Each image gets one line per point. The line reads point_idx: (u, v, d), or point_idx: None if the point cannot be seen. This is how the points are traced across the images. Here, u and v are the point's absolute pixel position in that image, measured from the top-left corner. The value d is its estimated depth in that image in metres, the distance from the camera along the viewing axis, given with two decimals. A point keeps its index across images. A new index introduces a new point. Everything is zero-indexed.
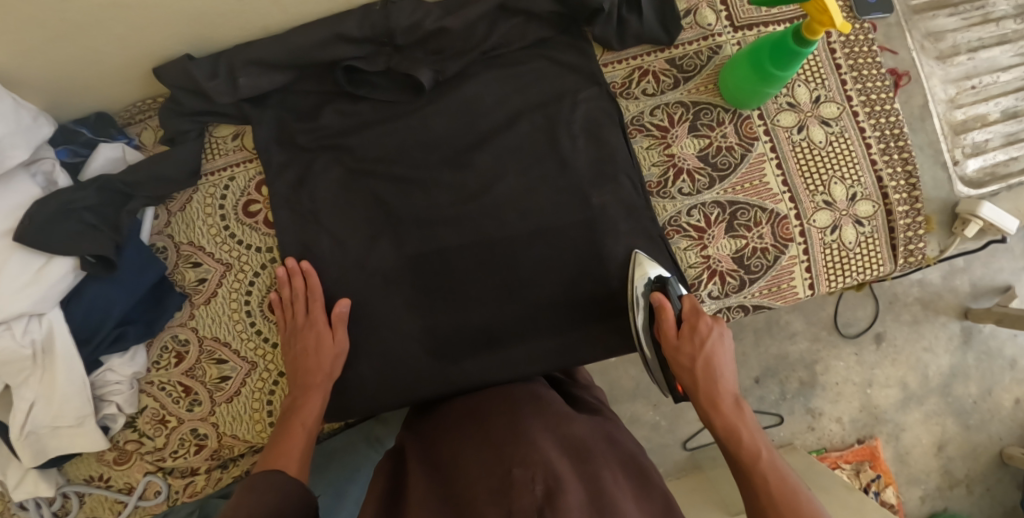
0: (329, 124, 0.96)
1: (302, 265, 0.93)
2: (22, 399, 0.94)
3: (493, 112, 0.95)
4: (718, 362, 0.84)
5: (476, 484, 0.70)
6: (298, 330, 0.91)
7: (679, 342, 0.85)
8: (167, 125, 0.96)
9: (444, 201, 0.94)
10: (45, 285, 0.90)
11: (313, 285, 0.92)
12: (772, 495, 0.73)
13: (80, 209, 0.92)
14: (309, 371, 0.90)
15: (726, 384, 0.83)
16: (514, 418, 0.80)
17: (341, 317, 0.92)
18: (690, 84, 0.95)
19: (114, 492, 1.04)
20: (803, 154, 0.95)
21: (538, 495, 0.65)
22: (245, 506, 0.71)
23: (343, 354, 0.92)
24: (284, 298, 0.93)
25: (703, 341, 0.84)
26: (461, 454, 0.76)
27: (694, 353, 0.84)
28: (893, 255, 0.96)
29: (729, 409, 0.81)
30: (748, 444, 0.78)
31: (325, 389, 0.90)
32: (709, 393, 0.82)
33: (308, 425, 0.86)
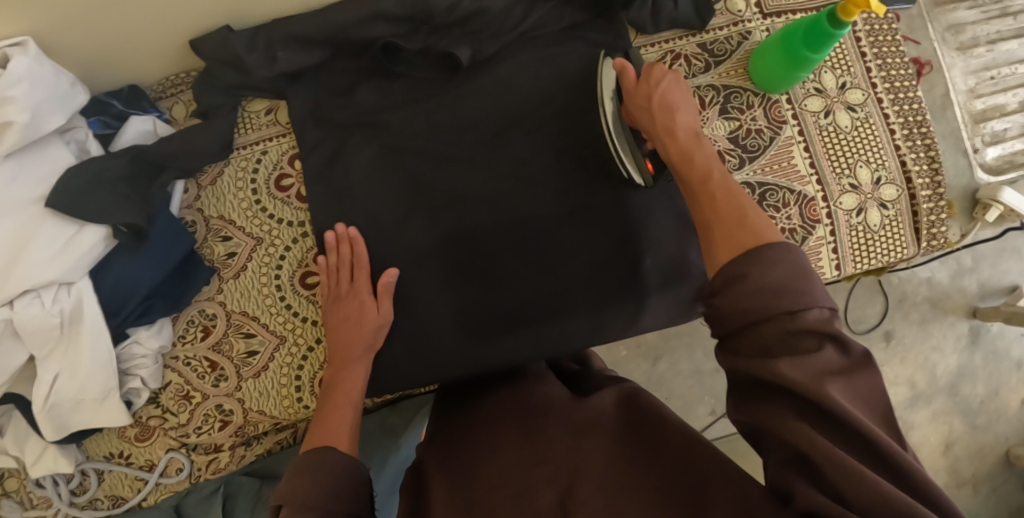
0: (365, 101, 0.96)
1: (350, 232, 0.93)
2: (46, 371, 0.93)
3: (528, 92, 0.96)
4: (674, 99, 0.82)
5: (499, 492, 0.71)
6: (341, 297, 0.92)
7: (635, 89, 0.84)
8: (203, 99, 0.96)
9: (479, 179, 0.95)
10: (76, 253, 0.89)
11: (359, 251, 0.93)
12: (718, 209, 0.69)
13: (111, 179, 0.91)
14: (354, 339, 0.89)
15: (683, 118, 0.80)
16: (530, 418, 0.80)
17: (387, 287, 0.92)
18: (720, 68, 0.97)
19: (134, 469, 1.03)
20: (829, 138, 0.97)
21: (558, 492, 0.68)
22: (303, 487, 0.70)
23: (386, 325, 0.92)
24: (327, 266, 0.93)
25: (659, 84, 0.82)
26: (482, 464, 0.76)
27: (650, 92, 0.82)
28: (915, 238, 0.98)
29: (683, 137, 0.78)
30: (700, 164, 0.75)
31: (363, 362, 0.89)
32: (663, 124, 0.80)
33: (351, 399, 0.85)
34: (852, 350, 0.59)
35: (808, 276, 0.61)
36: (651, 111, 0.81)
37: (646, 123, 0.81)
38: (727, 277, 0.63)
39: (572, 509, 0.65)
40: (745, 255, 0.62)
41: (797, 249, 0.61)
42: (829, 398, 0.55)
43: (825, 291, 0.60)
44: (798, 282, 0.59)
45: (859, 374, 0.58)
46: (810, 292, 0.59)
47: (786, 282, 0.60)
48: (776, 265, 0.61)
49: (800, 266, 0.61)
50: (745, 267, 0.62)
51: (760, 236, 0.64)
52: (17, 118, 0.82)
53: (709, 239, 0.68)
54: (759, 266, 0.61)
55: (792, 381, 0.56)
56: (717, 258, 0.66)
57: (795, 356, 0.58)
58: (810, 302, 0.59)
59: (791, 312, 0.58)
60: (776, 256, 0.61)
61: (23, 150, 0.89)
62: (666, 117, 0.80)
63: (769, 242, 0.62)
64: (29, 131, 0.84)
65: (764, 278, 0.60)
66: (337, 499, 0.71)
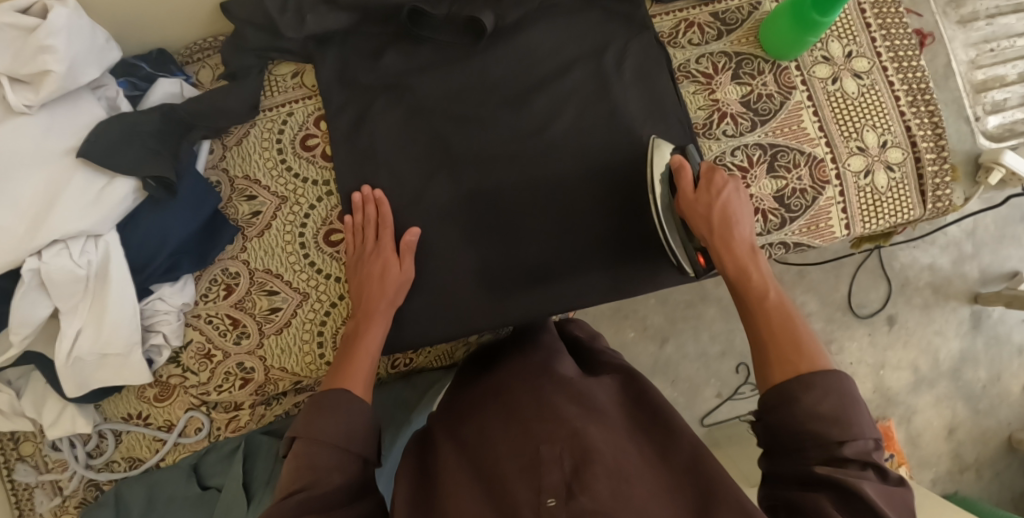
0: (391, 65, 0.99)
1: (376, 193, 0.95)
2: (70, 325, 0.93)
3: (549, 57, 0.99)
4: (733, 211, 0.87)
5: (506, 462, 0.74)
6: (366, 255, 0.93)
7: (695, 197, 0.88)
8: (232, 61, 0.99)
9: (502, 140, 0.98)
10: (107, 204, 0.91)
11: (384, 212, 0.95)
12: (774, 331, 0.76)
13: (141, 134, 0.93)
14: (374, 295, 0.90)
15: (740, 232, 0.86)
16: (533, 385, 0.84)
17: (409, 246, 0.94)
18: (733, 36, 1.01)
19: (153, 430, 1.03)
20: (837, 103, 1.01)
21: (566, 469, 0.70)
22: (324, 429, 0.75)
23: (407, 282, 0.93)
24: (355, 223, 0.95)
25: (721, 194, 0.87)
26: (487, 432, 0.80)
27: (711, 203, 0.87)
28: (921, 200, 1.02)
29: (741, 251, 0.84)
30: (756, 282, 0.82)
31: (385, 316, 0.90)
32: (722, 237, 0.85)
33: (370, 353, 0.86)
34: (889, 476, 0.67)
35: (857, 410, 0.68)
36: (711, 222, 0.86)
37: (704, 231, 0.86)
38: (782, 396, 0.70)
39: (578, 490, 0.68)
40: (800, 384, 0.70)
41: (849, 383, 0.70)
42: (863, 495, 0.63)
43: (871, 422, 0.69)
44: (849, 411, 0.68)
45: (893, 490, 0.67)
46: (857, 423, 0.68)
47: (839, 409, 0.68)
48: (827, 394, 0.69)
49: (849, 399, 0.69)
50: (799, 391, 0.69)
51: (816, 363, 0.72)
52: (55, 67, 0.84)
53: (763, 357, 0.75)
54: (813, 393, 0.69)
55: (838, 482, 0.65)
56: (773, 377, 0.73)
57: (835, 466, 0.66)
58: (858, 431, 0.67)
59: (841, 442, 0.67)
60: (829, 387, 0.69)
61: (56, 102, 0.91)
62: (727, 232, 0.85)
63: (826, 373, 0.70)
64: (66, 81, 0.87)
65: (817, 408, 0.68)
66: (347, 440, 0.76)
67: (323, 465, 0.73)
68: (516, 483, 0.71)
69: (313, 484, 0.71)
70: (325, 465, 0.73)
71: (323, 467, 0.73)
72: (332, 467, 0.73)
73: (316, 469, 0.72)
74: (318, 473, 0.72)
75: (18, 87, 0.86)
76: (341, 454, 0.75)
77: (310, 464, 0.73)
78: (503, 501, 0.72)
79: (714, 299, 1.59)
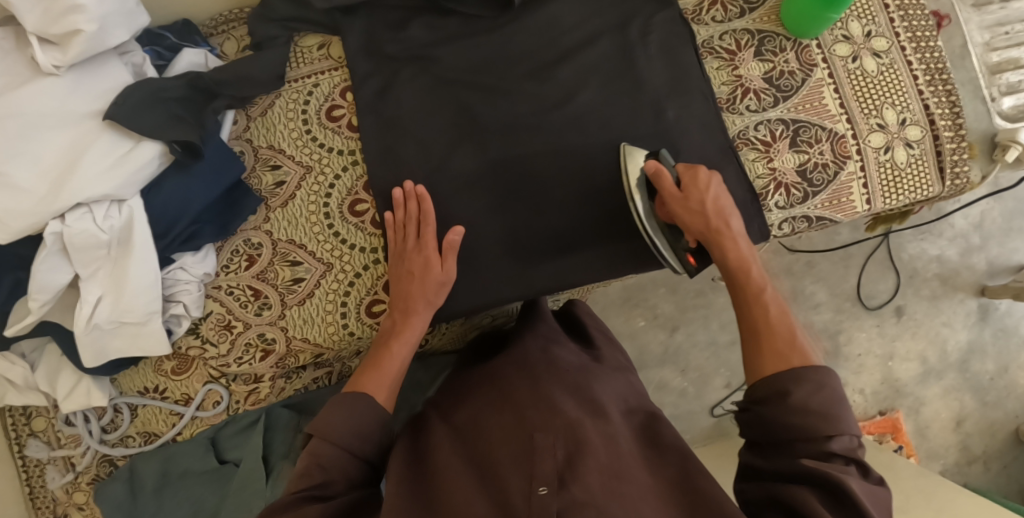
0: (418, 36, 0.99)
1: (419, 189, 0.94)
2: (89, 292, 0.91)
3: (574, 31, 1.00)
4: (724, 206, 0.86)
5: (501, 451, 0.76)
6: (406, 252, 0.93)
7: (685, 195, 0.87)
8: (257, 31, 0.99)
9: (527, 110, 0.98)
10: (131, 167, 0.90)
11: (426, 209, 0.94)
12: (771, 326, 0.76)
13: (168, 99, 0.92)
14: (410, 297, 0.91)
15: (734, 225, 0.86)
16: (534, 382, 0.86)
17: (452, 246, 0.92)
18: (755, 14, 1.03)
19: (169, 403, 1.02)
20: (857, 81, 1.02)
21: (558, 460, 0.72)
22: (338, 425, 0.76)
23: (448, 283, 0.92)
24: (395, 220, 0.95)
25: (708, 191, 0.86)
26: (487, 426, 0.81)
27: (702, 200, 0.86)
28: (940, 177, 1.03)
29: (740, 244, 0.84)
30: (754, 276, 0.81)
31: (423, 317, 0.90)
32: (718, 230, 0.85)
33: (400, 360, 0.86)
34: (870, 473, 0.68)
35: (843, 406, 0.70)
36: (705, 217, 0.85)
37: (699, 227, 0.86)
38: (774, 389, 0.71)
39: (568, 482, 0.69)
40: (791, 375, 0.71)
41: (837, 380, 0.71)
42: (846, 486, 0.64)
43: (854, 419, 0.70)
44: (836, 408, 0.69)
45: (875, 486, 0.67)
46: (845, 419, 0.69)
47: (826, 406, 0.69)
48: (819, 389, 0.70)
49: (838, 397, 0.70)
50: (790, 385, 0.70)
51: (807, 359, 0.73)
52: (84, 26, 0.84)
53: (755, 349, 0.76)
54: (801, 389, 0.70)
55: (818, 474, 0.65)
56: (765, 369, 0.74)
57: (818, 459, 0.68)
58: (844, 427, 0.68)
59: (829, 436, 0.68)
60: (820, 381, 0.70)
61: (83, 66, 0.90)
62: (722, 225, 0.85)
63: (818, 370, 0.71)
64: (94, 43, 0.86)
65: (808, 402, 0.69)
66: (357, 443, 0.76)
67: (333, 464, 0.74)
68: (509, 474, 0.73)
69: (322, 485, 0.72)
70: (335, 466, 0.74)
71: (332, 468, 0.74)
72: (339, 468, 0.74)
73: (326, 469, 0.73)
74: (330, 474, 0.73)
75: (46, 47, 0.86)
76: (350, 457, 0.76)
77: (322, 463, 0.74)
78: (494, 486, 0.72)
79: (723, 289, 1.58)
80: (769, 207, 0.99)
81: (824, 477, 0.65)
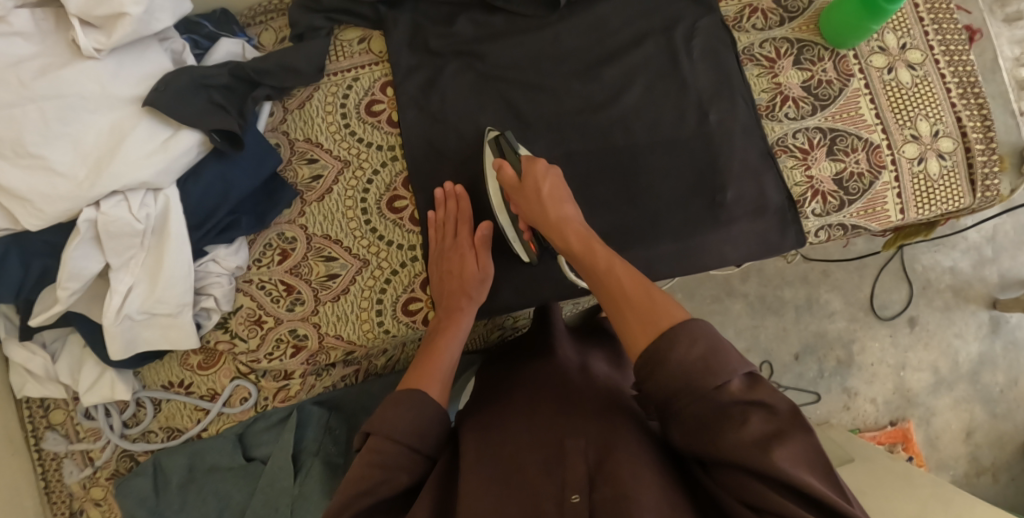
0: (464, 32, 1.00)
1: (457, 190, 0.96)
2: (120, 282, 0.90)
3: (619, 32, 1.01)
4: (559, 193, 0.89)
5: (527, 456, 0.73)
6: (445, 251, 0.94)
7: (523, 185, 0.89)
8: (300, 21, 0.98)
9: (571, 110, 0.99)
10: (170, 155, 0.88)
11: (463, 208, 0.95)
12: (627, 294, 0.75)
13: (210, 87, 0.92)
14: (456, 292, 0.92)
15: (570, 211, 0.88)
16: (564, 387, 0.85)
17: (485, 240, 0.95)
18: (794, 24, 1.03)
19: (195, 399, 0.99)
20: (892, 92, 1.03)
21: (590, 462, 0.71)
22: (393, 422, 0.74)
23: (486, 279, 0.94)
24: (435, 219, 0.96)
25: (543, 179, 0.89)
26: (513, 427, 0.78)
27: (539, 186, 0.88)
28: (971, 189, 1.04)
29: (575, 227, 0.86)
30: (599, 253, 0.81)
31: (468, 314, 0.90)
32: (556, 216, 0.87)
33: (452, 357, 0.85)
34: (779, 411, 0.62)
35: (722, 350, 0.65)
36: (541, 204, 0.87)
37: (538, 215, 0.88)
38: (651, 359, 0.67)
39: (601, 482, 0.68)
40: (666, 332, 0.67)
41: (706, 321, 0.67)
42: (763, 459, 0.59)
43: (740, 357, 0.65)
44: (716, 353, 0.65)
45: (796, 430, 0.61)
46: (726, 360, 0.64)
47: (705, 357, 0.64)
48: (694, 341, 0.66)
49: (714, 343, 0.65)
50: (666, 350, 0.66)
51: (672, 317, 0.69)
52: (131, 9, 0.83)
53: (623, 322, 0.73)
54: (680, 345, 0.66)
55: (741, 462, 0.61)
56: (638, 341, 0.70)
57: (729, 428, 0.62)
58: (726, 370, 0.64)
59: (717, 386, 0.63)
60: (691, 332, 0.66)
61: (125, 50, 0.89)
62: (558, 210, 0.87)
63: (682, 321, 0.67)
64: (140, 26, 0.85)
65: (685, 359, 0.65)
66: (418, 442, 0.74)
67: (393, 463, 0.71)
68: (539, 478, 0.70)
69: (382, 484, 0.69)
70: (398, 464, 0.72)
71: (393, 466, 0.71)
72: (400, 466, 0.72)
73: (389, 468, 0.71)
74: (391, 472, 0.71)
75: (89, 30, 0.85)
76: (411, 454, 0.73)
77: (383, 462, 0.71)
78: (524, 489, 0.70)
79: (740, 295, 1.59)
80: (805, 214, 1.00)
81: (739, 452, 0.61)
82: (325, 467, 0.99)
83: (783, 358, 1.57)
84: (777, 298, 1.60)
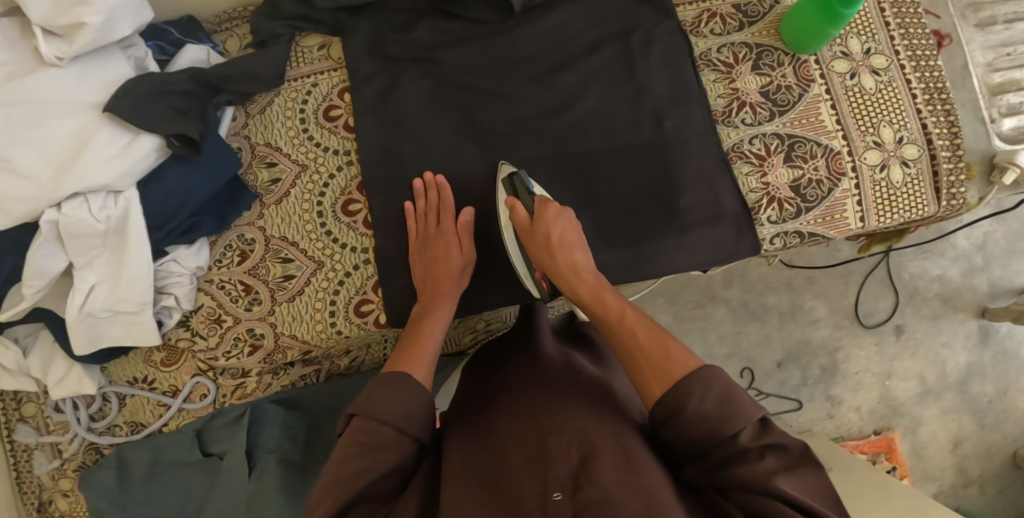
0: (421, 38, 1.00)
1: (437, 179, 0.97)
2: (83, 280, 0.93)
3: (576, 38, 1.01)
4: (570, 238, 0.89)
5: (513, 456, 0.71)
6: (429, 241, 0.95)
7: (533, 229, 0.90)
8: (260, 28, 1.00)
9: (525, 115, 0.99)
10: (131, 159, 0.91)
11: (445, 197, 0.96)
12: (644, 348, 0.76)
13: (170, 93, 0.94)
14: (440, 278, 0.93)
15: (580, 259, 0.88)
16: (546, 384, 0.82)
17: (466, 226, 0.96)
18: (754, 28, 1.03)
19: (157, 394, 1.02)
20: (855, 98, 1.02)
21: (573, 462, 0.68)
22: (379, 404, 0.73)
23: (468, 265, 0.96)
24: (417, 209, 0.97)
25: (554, 224, 0.89)
26: (503, 430, 0.76)
27: (548, 231, 0.88)
28: (936, 197, 1.02)
29: (585, 277, 0.87)
30: (611, 304, 0.83)
31: (452, 298, 0.92)
32: (567, 265, 0.87)
33: (435, 337, 0.86)
34: (790, 448, 0.68)
35: (736, 401, 0.69)
36: (551, 253, 0.88)
37: (549, 264, 0.88)
38: (669, 410, 0.70)
39: (584, 484, 0.66)
40: (682, 384, 0.71)
41: (719, 371, 0.71)
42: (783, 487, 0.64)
43: (752, 403, 0.70)
44: (731, 404, 0.69)
45: (807, 466, 0.67)
46: (741, 408, 0.69)
47: (720, 405, 0.69)
48: (709, 391, 0.70)
49: (728, 394, 0.70)
50: (682, 400, 0.70)
51: (686, 368, 0.73)
52: (90, 19, 0.86)
53: (639, 373, 0.75)
54: (696, 395, 0.69)
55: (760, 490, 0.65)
56: (654, 390, 0.73)
57: (749, 466, 0.66)
58: (742, 418, 0.68)
59: (733, 434, 0.68)
60: (707, 382, 0.70)
61: (88, 57, 0.92)
62: (567, 258, 0.88)
63: (698, 372, 0.71)
64: (101, 35, 0.88)
65: (703, 410, 0.69)
66: (407, 424, 0.74)
67: (383, 443, 0.72)
68: (524, 477, 0.68)
69: (370, 463, 0.69)
70: (383, 442, 0.72)
71: (379, 445, 0.71)
72: (386, 443, 0.72)
73: (375, 446, 0.71)
74: (377, 450, 0.71)
75: (51, 39, 0.88)
76: (399, 435, 0.73)
77: (370, 440, 0.71)
78: (508, 492, 0.68)
79: (722, 301, 1.57)
80: (760, 221, 0.98)
81: (759, 484, 0.65)
82: (281, 466, 1.01)
83: (765, 364, 1.55)
84: (760, 305, 1.57)
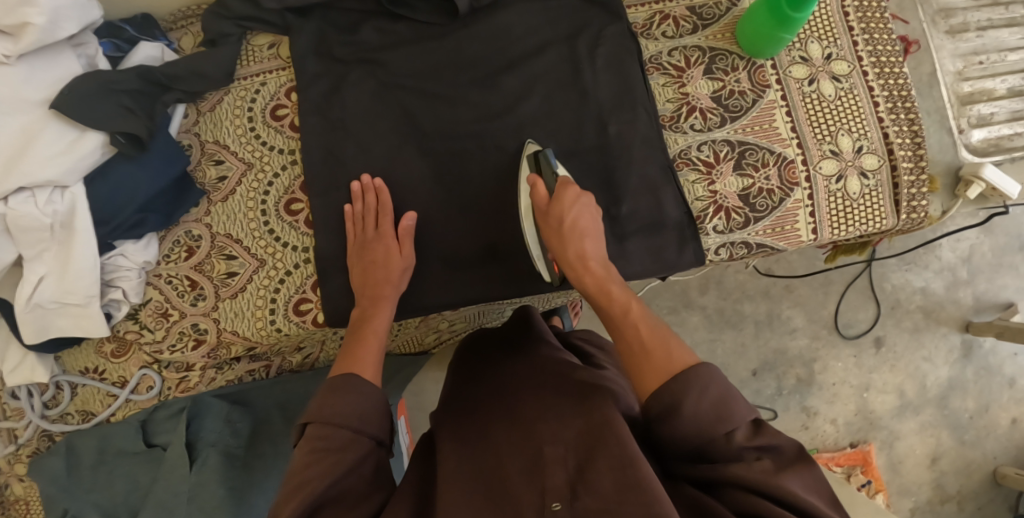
0: (367, 39, 1.00)
1: (375, 183, 0.97)
2: (33, 272, 0.93)
3: (523, 39, 0.99)
4: (584, 224, 0.86)
5: (509, 462, 0.68)
6: (367, 243, 0.94)
7: (548, 210, 0.87)
8: (210, 27, 1.01)
9: (469, 118, 0.98)
10: (77, 155, 0.92)
11: (383, 200, 0.96)
12: (645, 342, 0.72)
13: (118, 91, 0.94)
14: (378, 282, 0.91)
15: (591, 247, 0.85)
16: (538, 385, 0.79)
17: (408, 231, 0.95)
18: (708, 31, 1.00)
19: (107, 385, 1.05)
20: (812, 105, 0.98)
21: (569, 470, 0.65)
22: (335, 408, 0.71)
23: (409, 268, 0.94)
24: (355, 212, 0.97)
25: (569, 208, 0.86)
26: (491, 435, 0.73)
27: (562, 215, 0.86)
28: (895, 209, 0.98)
29: (593, 267, 0.83)
30: (617, 295, 0.78)
31: (393, 301, 0.90)
32: (575, 251, 0.84)
33: (378, 332, 0.85)
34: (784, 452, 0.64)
35: (732, 404, 0.65)
36: (563, 239, 0.85)
37: (558, 248, 0.85)
38: (662, 406, 0.65)
39: (581, 491, 0.63)
40: (679, 380, 0.66)
41: (717, 371, 0.66)
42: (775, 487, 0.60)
43: (747, 406, 0.66)
44: (728, 405, 0.64)
45: (806, 469, 0.63)
46: (735, 409, 0.64)
47: (717, 406, 0.64)
48: (705, 390, 0.65)
49: (723, 395, 0.65)
50: (678, 397, 0.65)
51: (687, 363, 0.68)
52: (35, 19, 0.87)
53: (635, 366, 0.71)
54: (693, 392, 0.65)
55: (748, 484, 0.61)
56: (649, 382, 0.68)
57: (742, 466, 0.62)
58: (737, 419, 0.64)
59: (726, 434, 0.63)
60: (703, 381, 0.65)
61: (36, 55, 0.93)
62: (577, 244, 0.84)
63: (697, 368, 0.66)
64: (45, 34, 0.89)
65: (698, 410, 0.64)
66: (363, 423, 0.72)
67: (340, 445, 0.69)
68: (519, 488, 0.65)
69: (332, 468, 0.67)
70: (337, 446, 0.69)
71: (337, 448, 0.69)
72: (344, 445, 0.69)
73: (333, 451, 0.69)
74: (337, 454, 0.68)
75: None
76: (355, 435, 0.71)
77: (328, 447, 0.69)
78: (506, 501, 0.65)
79: (698, 307, 1.51)
80: (706, 230, 0.96)
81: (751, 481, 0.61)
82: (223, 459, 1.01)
83: (740, 373, 1.49)
84: (736, 312, 1.51)
